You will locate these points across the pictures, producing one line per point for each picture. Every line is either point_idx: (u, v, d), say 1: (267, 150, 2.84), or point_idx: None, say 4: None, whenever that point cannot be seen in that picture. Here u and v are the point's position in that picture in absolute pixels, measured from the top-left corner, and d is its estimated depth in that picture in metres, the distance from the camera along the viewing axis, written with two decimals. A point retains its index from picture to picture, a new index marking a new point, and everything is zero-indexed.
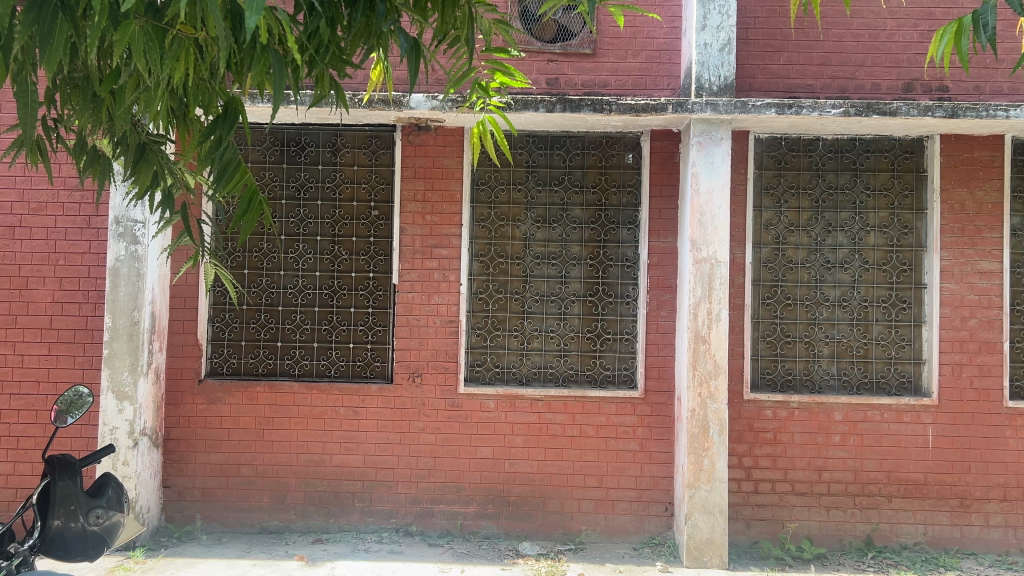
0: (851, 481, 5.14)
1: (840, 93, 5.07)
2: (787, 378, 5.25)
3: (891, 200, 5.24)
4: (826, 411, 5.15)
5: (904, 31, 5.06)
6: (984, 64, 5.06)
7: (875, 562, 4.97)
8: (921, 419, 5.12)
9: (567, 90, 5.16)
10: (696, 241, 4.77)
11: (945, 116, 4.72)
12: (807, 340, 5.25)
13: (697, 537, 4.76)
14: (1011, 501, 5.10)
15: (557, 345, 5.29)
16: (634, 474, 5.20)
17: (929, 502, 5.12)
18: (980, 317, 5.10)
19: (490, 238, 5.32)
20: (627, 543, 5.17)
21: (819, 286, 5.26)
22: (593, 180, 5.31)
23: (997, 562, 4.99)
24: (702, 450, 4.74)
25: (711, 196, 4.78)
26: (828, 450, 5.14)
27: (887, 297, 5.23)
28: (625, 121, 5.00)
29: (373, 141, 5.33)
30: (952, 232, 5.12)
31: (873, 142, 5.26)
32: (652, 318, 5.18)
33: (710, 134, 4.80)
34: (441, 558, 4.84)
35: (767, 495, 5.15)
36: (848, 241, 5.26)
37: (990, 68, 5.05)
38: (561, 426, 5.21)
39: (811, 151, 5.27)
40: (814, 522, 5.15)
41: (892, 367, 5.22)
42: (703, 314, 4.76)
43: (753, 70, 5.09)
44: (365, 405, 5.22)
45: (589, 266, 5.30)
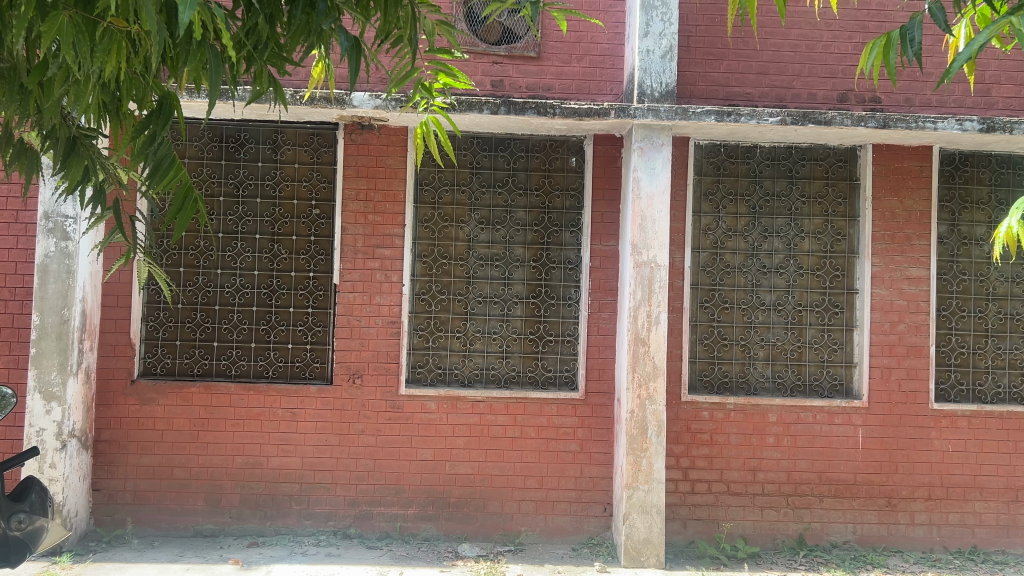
0: (784, 482, 5.26)
1: (777, 102, 5.19)
2: (724, 380, 5.34)
3: (825, 207, 5.39)
4: (761, 413, 5.26)
5: (839, 43, 5.21)
6: (914, 77, 5.23)
7: (806, 561, 5.09)
8: (852, 420, 5.26)
9: (512, 92, 5.17)
10: (637, 244, 4.83)
11: (878, 127, 4.87)
12: (743, 343, 5.35)
13: (635, 537, 4.81)
14: (935, 500, 5.28)
15: (499, 346, 5.30)
16: (573, 475, 5.23)
17: (858, 502, 5.27)
18: (908, 322, 5.27)
19: (433, 238, 5.29)
20: (566, 544, 5.21)
21: (755, 290, 5.36)
22: (536, 182, 5.33)
23: (922, 559, 5.17)
24: (640, 450, 4.80)
25: (652, 201, 4.84)
26: (762, 451, 5.25)
27: (821, 302, 5.36)
28: (568, 125, 5.03)
29: (314, 139, 5.27)
30: (882, 239, 5.28)
31: (809, 150, 5.39)
32: (593, 321, 5.22)
33: (651, 139, 4.87)
34: (379, 561, 4.80)
35: (704, 495, 5.24)
36: (784, 246, 5.38)
37: (919, 81, 5.23)
38: (503, 427, 5.22)
39: (749, 158, 5.38)
40: (748, 521, 5.26)
41: (825, 370, 5.36)
42: (642, 316, 4.83)
43: (694, 77, 5.18)
44: (303, 407, 5.15)
45: (532, 268, 5.32)
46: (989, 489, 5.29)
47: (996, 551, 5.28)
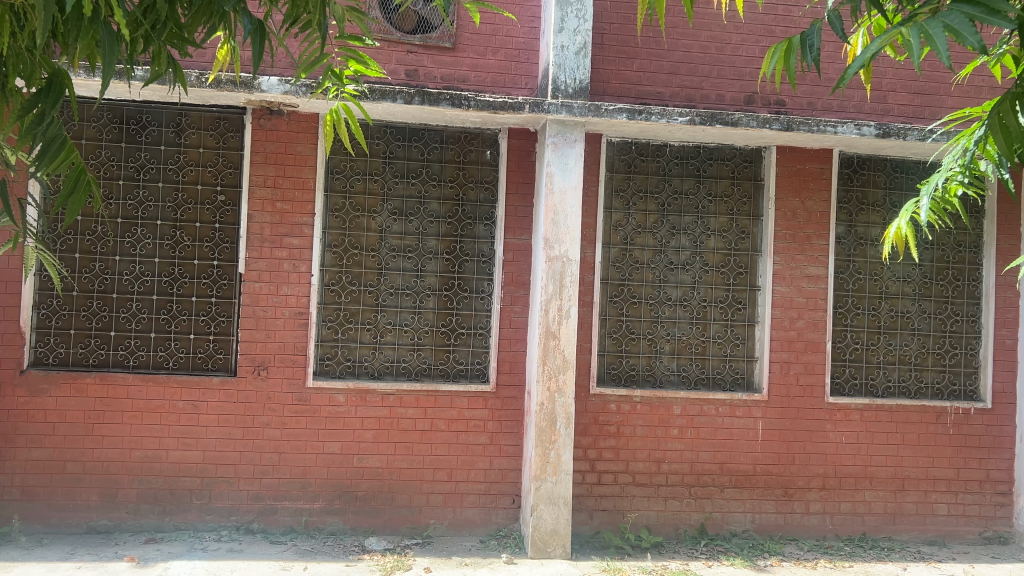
0: (687, 472, 5.40)
1: (687, 102, 5.30)
2: (631, 373, 5.44)
3: (730, 206, 5.53)
4: (666, 406, 5.38)
5: (747, 46, 5.35)
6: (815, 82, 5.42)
7: (706, 549, 5.24)
8: (752, 413, 5.44)
9: (426, 83, 5.12)
10: (549, 239, 4.86)
11: (781, 129, 5.03)
12: (650, 337, 5.46)
13: (542, 528, 4.86)
14: (829, 490, 5.51)
15: (410, 339, 5.26)
16: (483, 467, 5.24)
17: (757, 492, 5.45)
18: (807, 319, 5.47)
19: (344, 228, 5.20)
20: (474, 536, 5.23)
21: (662, 286, 5.47)
22: (450, 174, 5.31)
23: (815, 547, 5.38)
24: (549, 442, 4.85)
25: (565, 196, 4.89)
26: (667, 442, 5.38)
27: (724, 298, 5.51)
28: (482, 118, 5.03)
29: (221, 123, 5.11)
30: (784, 238, 5.46)
31: (716, 150, 5.52)
32: (505, 314, 5.24)
33: (564, 135, 4.90)
34: (282, 556, 4.71)
35: (610, 486, 5.32)
36: (691, 243, 5.50)
37: (821, 86, 5.42)
38: (412, 420, 5.18)
39: (659, 156, 5.48)
40: (652, 512, 5.37)
41: (728, 365, 5.51)
42: (553, 310, 4.87)
43: (608, 75, 5.24)
44: (206, 399, 5.00)
45: (444, 260, 5.29)
46: (878, 478, 5.55)
47: (884, 538, 5.55)
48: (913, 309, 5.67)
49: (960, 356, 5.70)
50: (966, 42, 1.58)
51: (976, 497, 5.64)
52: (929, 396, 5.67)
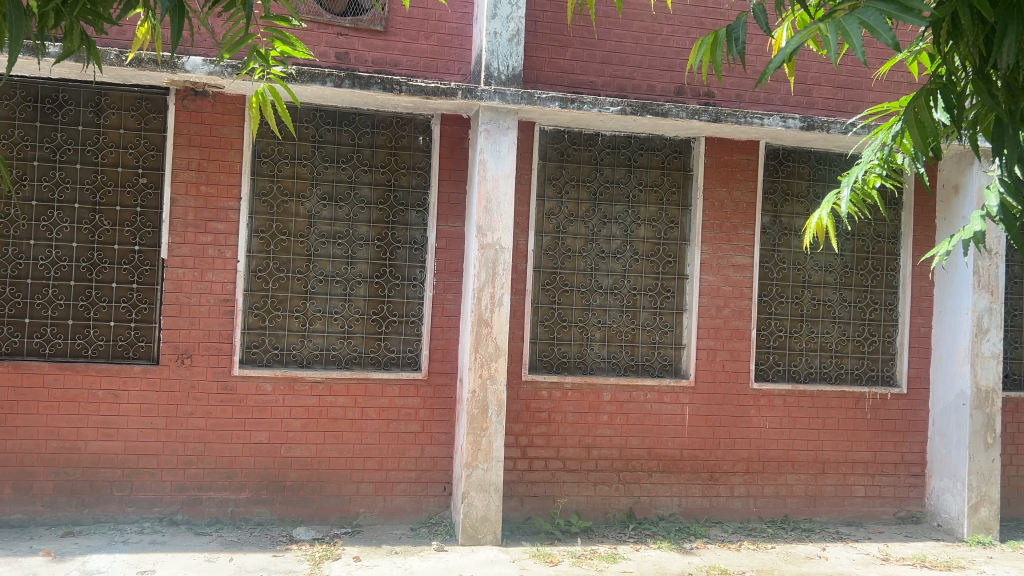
0: (616, 458, 5.47)
1: (619, 91, 5.34)
2: (562, 360, 5.47)
3: (660, 196, 5.60)
4: (596, 392, 5.44)
5: (678, 37, 5.42)
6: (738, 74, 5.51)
7: (635, 533, 5.32)
8: (679, 399, 5.54)
9: (357, 66, 5.05)
10: (481, 226, 4.85)
11: (710, 120, 5.12)
12: (581, 324, 5.50)
13: (473, 515, 4.87)
14: (753, 474, 5.66)
15: (340, 327, 5.18)
16: (414, 455, 5.23)
17: (684, 476, 5.57)
18: (733, 307, 5.60)
19: (271, 213, 5.09)
20: (404, 524, 5.21)
21: (593, 274, 5.52)
22: (382, 160, 5.24)
23: (739, 529, 5.52)
24: (481, 430, 4.85)
25: (497, 183, 4.88)
26: (596, 428, 5.44)
27: (654, 286, 5.59)
28: (415, 104, 4.98)
29: (143, 103, 4.94)
30: (712, 228, 5.57)
31: (647, 140, 5.58)
32: (437, 301, 5.22)
33: (497, 122, 4.89)
34: (207, 548, 4.61)
35: (541, 472, 5.36)
36: (621, 232, 5.56)
37: (744, 80, 5.51)
38: (342, 408, 5.13)
39: (591, 145, 5.51)
40: (582, 497, 5.43)
41: (656, 352, 5.60)
42: (486, 298, 4.87)
43: (540, 63, 5.24)
44: (127, 388, 4.87)
45: (376, 247, 5.23)
46: (799, 462, 5.73)
47: (804, 519, 5.72)
48: (834, 298, 5.84)
49: (878, 343, 5.89)
50: (880, 38, 1.62)
51: (891, 479, 5.86)
52: (848, 381, 5.86)
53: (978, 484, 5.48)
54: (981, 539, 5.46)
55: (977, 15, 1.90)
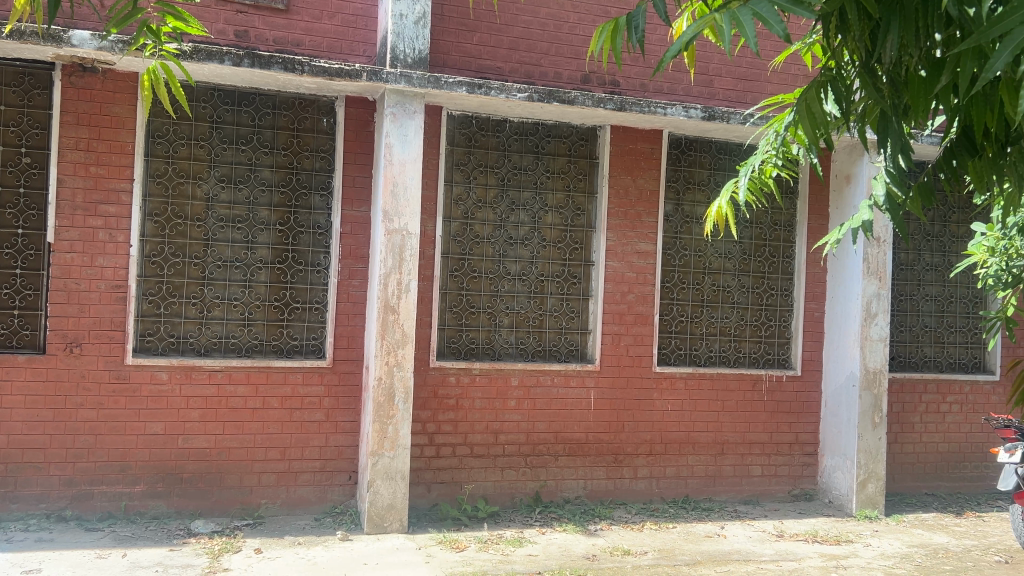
0: (523, 443, 5.51)
1: (526, 78, 5.34)
2: (470, 347, 5.46)
3: (567, 183, 5.64)
4: (504, 377, 5.46)
5: (584, 25, 5.47)
6: (634, 62, 5.57)
7: (541, 516, 5.38)
8: (585, 383, 5.62)
9: (258, 45, 4.89)
10: (388, 211, 4.79)
11: (615, 109, 5.19)
12: (489, 310, 5.49)
13: (378, 503, 4.83)
14: (655, 455, 5.79)
15: (241, 314, 5.04)
16: (318, 444, 5.14)
17: (589, 459, 5.65)
18: (637, 293, 5.71)
19: (166, 195, 4.90)
20: (308, 515, 5.13)
21: (502, 260, 5.52)
22: (284, 142, 5.11)
23: (642, 509, 5.64)
24: (387, 417, 4.81)
25: (404, 168, 4.83)
26: (504, 414, 5.46)
27: (561, 272, 5.63)
28: (318, 85, 4.87)
29: (25, 78, 4.67)
30: (617, 215, 5.65)
31: (554, 127, 5.61)
32: (342, 288, 5.14)
33: (403, 105, 4.82)
34: (98, 544, 4.43)
35: (448, 459, 5.36)
36: (529, 219, 5.57)
37: (639, 66, 5.57)
38: (242, 398, 4.99)
39: (498, 131, 5.49)
40: (489, 482, 5.45)
41: (563, 337, 5.65)
42: (393, 284, 4.81)
43: (447, 47, 5.19)
44: (10, 379, 4.62)
45: (277, 232, 5.10)
46: (700, 443, 5.89)
47: (704, 499, 5.89)
48: (733, 283, 6.02)
49: (775, 327, 6.11)
50: (772, 29, 1.66)
51: (786, 458, 6.10)
52: (746, 364, 6.05)
53: (866, 461, 5.76)
54: (868, 514, 5.75)
55: (863, 11, 1.97)
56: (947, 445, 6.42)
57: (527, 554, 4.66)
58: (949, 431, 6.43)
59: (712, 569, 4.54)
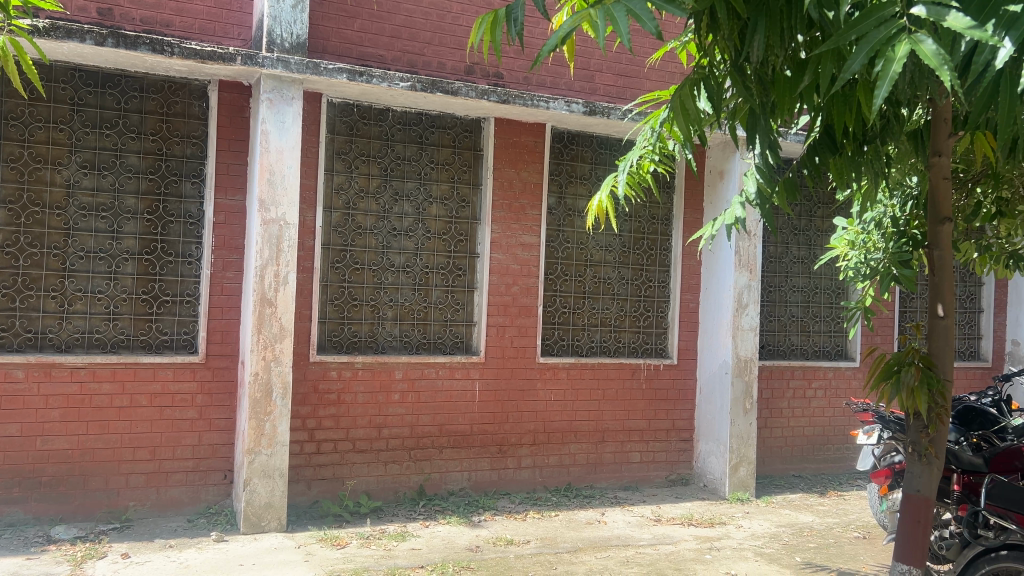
0: (407, 436, 5.46)
1: (409, 67, 5.27)
2: (352, 340, 5.35)
3: (451, 174, 5.60)
4: (387, 370, 5.39)
5: (467, 17, 5.46)
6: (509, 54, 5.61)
7: (425, 509, 5.33)
8: (470, 375, 5.62)
9: (123, 24, 4.63)
10: (264, 201, 4.64)
11: (499, 101, 5.20)
12: (372, 303, 5.40)
13: (255, 502, 4.68)
14: (539, 445, 5.85)
15: (105, 308, 4.78)
16: (190, 443, 4.94)
17: (473, 451, 5.66)
18: (521, 285, 5.74)
19: (22, 182, 4.58)
20: (180, 516, 4.92)
21: (385, 252, 5.43)
22: (152, 127, 4.87)
23: (526, 499, 5.68)
24: (264, 414, 4.66)
25: (281, 156, 4.68)
26: (387, 408, 5.40)
27: (445, 264, 5.60)
28: (189, 68, 4.66)
29: None
30: (501, 207, 5.66)
31: (438, 118, 5.56)
32: (216, 280, 4.94)
33: (281, 92, 4.68)
34: None
35: (329, 455, 5.25)
36: (413, 210, 5.50)
37: (512, 58, 5.60)
38: (108, 396, 4.74)
39: (381, 121, 5.40)
40: (372, 477, 5.37)
41: (448, 329, 5.63)
42: (270, 276, 4.67)
43: (327, 32, 5.04)
44: None
45: (145, 221, 4.86)
46: (582, 432, 6.00)
47: (585, 487, 6.00)
48: (614, 275, 6.15)
49: (652, 318, 6.28)
50: (644, 26, 1.69)
51: (663, 445, 6.29)
52: (626, 353, 6.20)
53: (738, 446, 6.00)
54: (740, 496, 5.99)
55: (732, 10, 2.03)
56: (812, 429, 6.77)
57: (410, 549, 4.62)
58: (815, 415, 6.78)
59: (593, 556, 4.63)
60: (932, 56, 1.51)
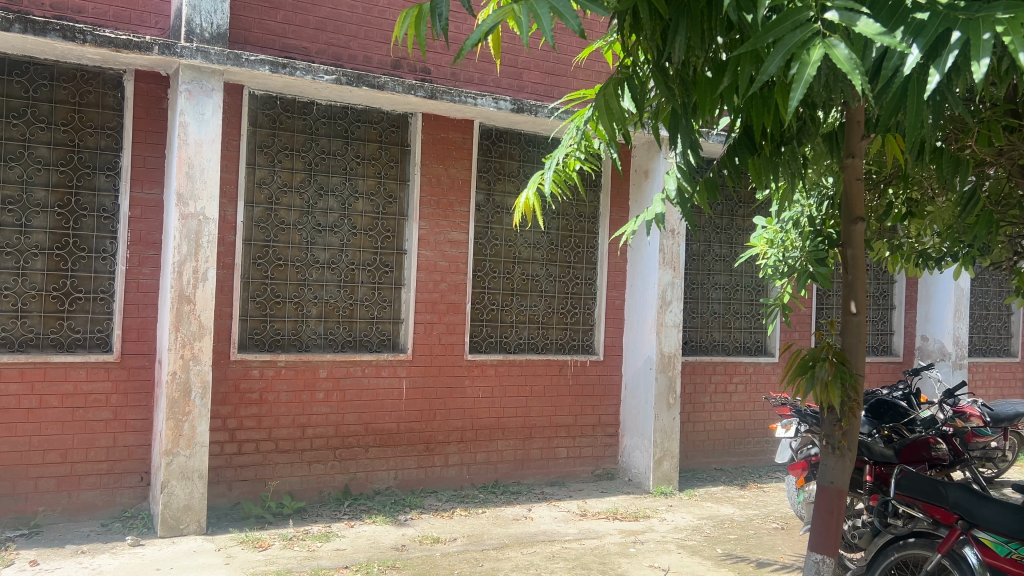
0: (332, 435, 5.38)
1: (334, 60, 5.19)
2: (275, 338, 5.25)
3: (377, 169, 5.54)
4: (311, 369, 5.30)
5: (393, 11, 5.41)
6: (435, 49, 5.53)
7: (350, 509, 5.27)
8: (397, 372, 5.57)
9: (31, 9, 4.44)
10: (182, 194, 4.51)
11: (426, 96, 5.17)
12: (296, 300, 5.30)
13: (173, 505, 4.55)
14: (466, 443, 5.84)
15: (12, 305, 4.57)
16: (105, 445, 4.77)
17: (400, 449, 5.61)
18: (449, 282, 5.72)
19: None
20: (93, 521, 4.75)
21: (309, 248, 5.33)
22: (63, 117, 4.69)
23: (453, 496, 5.67)
24: (182, 414, 4.54)
25: (200, 149, 4.55)
26: (311, 407, 5.31)
27: (371, 261, 5.54)
28: (103, 56, 4.50)
29: None
30: (428, 204, 5.63)
31: (364, 113, 5.49)
32: (131, 276, 4.78)
33: (200, 83, 4.55)
34: None
35: (251, 455, 5.14)
36: (339, 205, 5.42)
37: (439, 53, 5.53)
38: (15, 397, 4.54)
39: (305, 114, 5.30)
40: (295, 478, 5.28)
41: (374, 327, 5.56)
42: (188, 272, 4.54)
43: (249, 23, 4.92)
44: None
45: (56, 215, 4.67)
46: (509, 429, 6.01)
47: (513, 483, 6.02)
48: (542, 273, 6.17)
49: (580, 315, 6.33)
50: (567, 23, 1.70)
51: (590, 440, 6.35)
52: (554, 350, 6.24)
53: (662, 440, 6.10)
54: (664, 489, 6.09)
55: (654, 10, 2.05)
56: (733, 423, 6.94)
57: (334, 549, 4.56)
58: (736, 409, 6.94)
59: (519, 552, 4.65)
60: (845, 61, 1.55)
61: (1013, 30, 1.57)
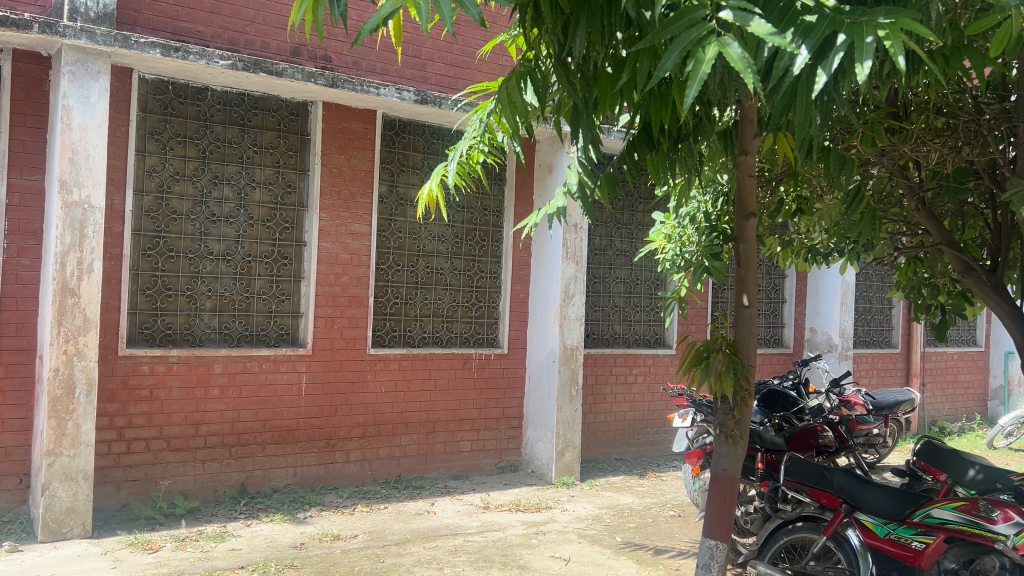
0: (227, 433, 5.23)
1: (229, 45, 5.02)
2: (166, 332, 5.05)
3: (276, 158, 5.39)
4: (205, 364, 5.12)
5: None
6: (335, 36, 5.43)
7: (246, 508, 5.13)
8: (296, 367, 5.45)
9: None
10: (65, 181, 4.28)
11: (326, 84, 5.06)
12: (189, 293, 5.11)
13: (55, 508, 4.32)
14: (368, 438, 5.77)
15: None
16: None
17: (299, 446, 5.49)
18: (351, 274, 5.63)
19: None
20: None
21: (202, 239, 5.15)
22: None
23: (354, 492, 5.58)
24: (65, 413, 4.31)
25: (85, 133, 4.33)
26: (205, 403, 5.14)
27: (269, 253, 5.39)
28: None
29: None
30: (329, 195, 5.52)
31: (261, 100, 5.34)
32: (9, 267, 4.52)
33: (84, 65, 4.33)
34: None
35: (140, 455, 4.94)
36: (234, 195, 5.25)
37: (339, 40, 5.43)
38: None
39: (199, 100, 5.11)
40: (188, 477, 5.10)
41: (272, 321, 5.42)
42: (72, 263, 4.32)
43: (138, 3, 4.71)
44: None
45: None
46: (412, 423, 5.97)
47: (415, 477, 5.97)
48: (446, 266, 6.14)
49: (483, 308, 6.34)
50: (468, 11, 1.69)
51: (493, 433, 6.37)
52: (457, 344, 6.23)
53: (564, 432, 6.17)
54: (566, 480, 6.16)
55: (555, 5, 2.06)
56: (633, 413, 7.08)
57: (229, 549, 4.43)
58: (636, 400, 7.08)
59: (421, 546, 4.62)
60: (738, 60, 1.59)
61: (894, 35, 1.65)
